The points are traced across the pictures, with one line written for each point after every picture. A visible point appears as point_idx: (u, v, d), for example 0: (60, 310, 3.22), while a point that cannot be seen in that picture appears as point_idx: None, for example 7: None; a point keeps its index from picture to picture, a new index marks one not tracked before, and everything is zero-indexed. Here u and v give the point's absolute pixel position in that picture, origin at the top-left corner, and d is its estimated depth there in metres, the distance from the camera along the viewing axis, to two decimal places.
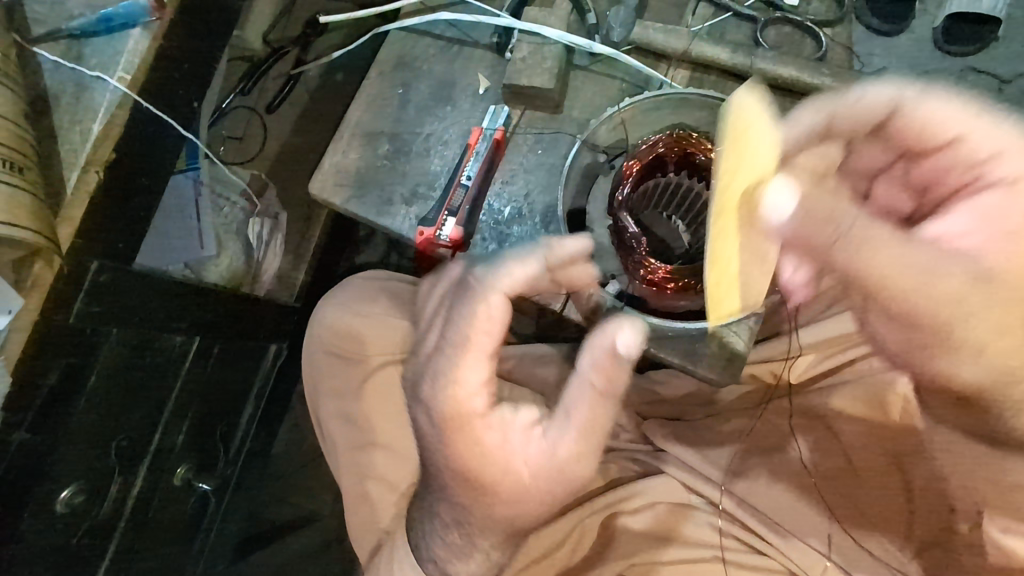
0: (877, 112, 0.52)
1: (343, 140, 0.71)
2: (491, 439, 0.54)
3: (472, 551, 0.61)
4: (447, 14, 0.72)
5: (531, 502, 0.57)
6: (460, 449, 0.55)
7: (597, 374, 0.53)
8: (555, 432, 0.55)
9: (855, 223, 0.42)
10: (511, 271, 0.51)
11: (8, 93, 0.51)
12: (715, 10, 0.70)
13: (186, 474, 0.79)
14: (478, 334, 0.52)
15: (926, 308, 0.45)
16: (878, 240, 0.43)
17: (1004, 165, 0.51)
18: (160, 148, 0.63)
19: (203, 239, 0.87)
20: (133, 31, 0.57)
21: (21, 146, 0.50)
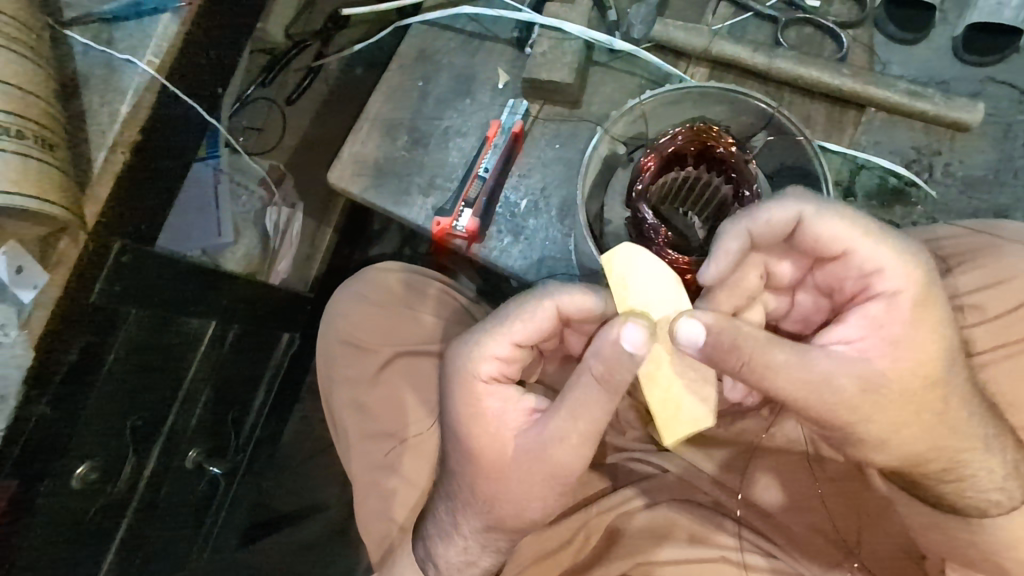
0: (782, 230, 0.47)
1: (362, 131, 0.72)
2: (490, 404, 0.52)
3: (454, 533, 0.58)
4: (469, 9, 0.72)
5: (514, 495, 0.52)
6: (460, 403, 0.53)
7: (596, 372, 0.45)
8: (545, 425, 0.49)
9: (754, 348, 0.43)
10: (577, 294, 0.49)
11: (42, 73, 0.52)
12: (736, 10, 0.70)
13: (197, 457, 0.80)
14: (517, 320, 0.51)
15: (823, 417, 0.45)
16: (776, 364, 0.43)
17: (887, 282, 0.46)
18: (186, 131, 0.64)
19: (220, 226, 0.88)
20: (163, 16, 0.58)
21: (51, 124, 0.51)
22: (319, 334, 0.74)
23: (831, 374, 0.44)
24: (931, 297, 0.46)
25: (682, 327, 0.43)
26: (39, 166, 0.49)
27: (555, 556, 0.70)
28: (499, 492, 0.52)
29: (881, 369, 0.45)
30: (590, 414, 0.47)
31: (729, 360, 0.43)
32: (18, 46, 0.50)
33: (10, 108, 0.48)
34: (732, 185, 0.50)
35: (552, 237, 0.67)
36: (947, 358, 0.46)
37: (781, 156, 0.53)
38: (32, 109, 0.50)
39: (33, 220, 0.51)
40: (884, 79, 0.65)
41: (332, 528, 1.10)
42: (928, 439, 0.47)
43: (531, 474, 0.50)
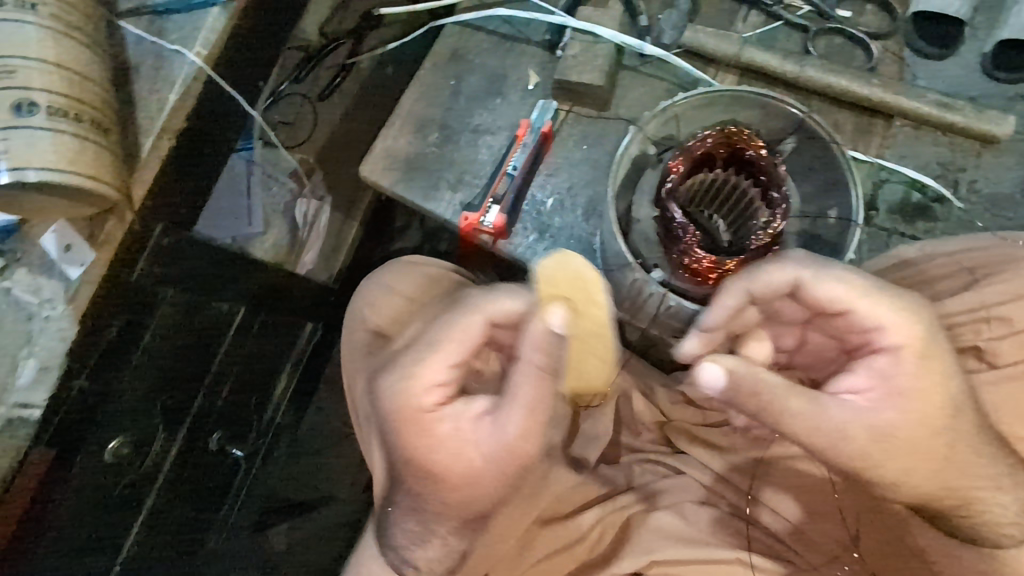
0: (779, 291, 0.48)
1: (394, 126, 0.74)
2: (445, 430, 0.56)
3: (430, 538, 0.62)
4: (504, 11, 0.74)
5: (482, 488, 0.58)
6: (411, 439, 0.56)
7: (541, 360, 0.53)
8: (501, 420, 0.55)
9: (774, 395, 0.46)
10: (502, 301, 0.54)
11: (98, 60, 0.55)
12: (767, 18, 0.71)
13: (220, 440, 0.82)
14: (451, 343, 0.55)
15: (842, 461, 0.47)
16: (795, 410, 0.46)
17: (890, 335, 0.47)
18: (227, 120, 0.67)
19: (251, 216, 0.94)
20: (213, 10, 0.61)
21: (105, 109, 0.54)
22: (345, 322, 0.76)
23: (844, 425, 0.46)
24: (932, 356, 0.47)
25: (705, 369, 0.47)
26: (92, 150, 0.51)
27: (572, 551, 0.69)
28: (456, 492, 0.58)
29: (889, 420, 0.46)
30: (540, 406, 0.54)
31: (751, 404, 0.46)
32: (78, 36, 0.53)
33: (69, 93, 0.51)
34: (761, 188, 0.50)
35: (576, 235, 0.68)
36: (954, 406, 0.47)
37: (812, 161, 0.53)
38: (88, 96, 0.52)
39: (86, 202, 0.53)
40: (913, 90, 0.66)
41: (344, 517, 1.11)
42: (940, 476, 0.49)
43: (494, 467, 0.56)
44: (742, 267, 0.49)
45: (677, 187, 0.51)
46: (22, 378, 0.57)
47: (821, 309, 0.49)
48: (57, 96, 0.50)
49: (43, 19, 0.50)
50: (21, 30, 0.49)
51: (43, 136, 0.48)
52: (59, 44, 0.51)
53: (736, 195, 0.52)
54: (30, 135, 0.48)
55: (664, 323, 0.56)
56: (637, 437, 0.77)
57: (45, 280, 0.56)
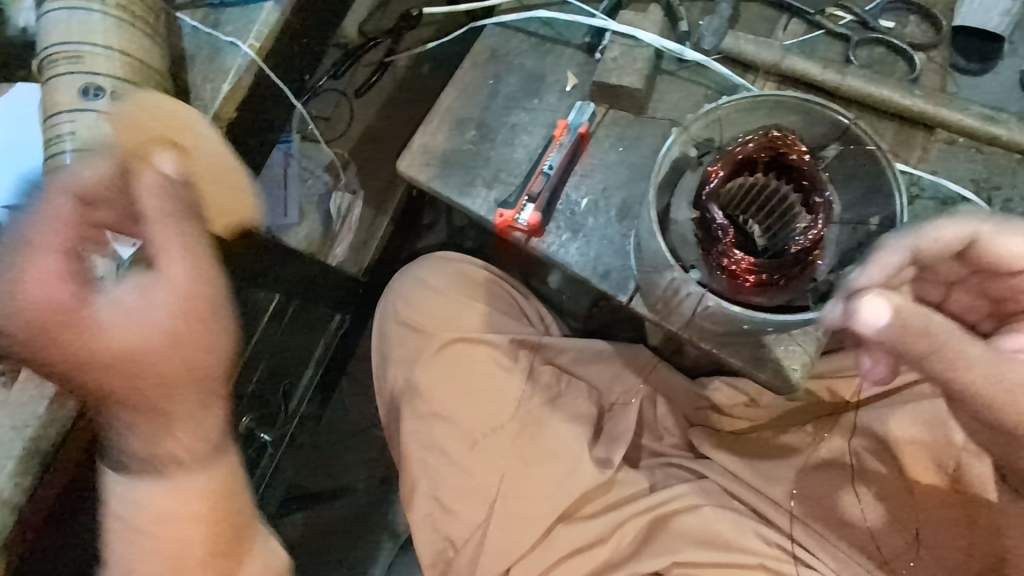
0: (954, 245, 0.47)
1: (432, 123, 0.75)
2: (107, 316, 0.44)
3: (155, 459, 0.48)
4: (544, 13, 0.75)
5: (143, 384, 0.45)
6: (64, 350, 0.43)
7: (154, 203, 0.45)
8: (140, 281, 0.45)
9: (951, 337, 0.40)
10: (88, 168, 0.43)
11: (160, 49, 0.57)
12: (808, 27, 0.71)
13: (249, 425, 0.83)
14: (47, 227, 0.42)
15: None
16: (975, 356, 0.40)
17: None
18: (273, 112, 0.69)
19: (287, 207, 0.93)
20: (267, 4, 0.63)
21: (164, 95, 0.56)
22: (378, 313, 0.81)
23: None
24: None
25: (866, 307, 0.42)
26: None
27: (591, 550, 0.70)
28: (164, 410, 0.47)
29: None
30: (179, 254, 0.45)
31: (919, 346, 0.40)
32: (142, 25, 0.55)
33: (133, 79, 0.53)
34: (802, 193, 0.50)
35: (609, 236, 0.68)
36: None
37: (854, 168, 0.53)
38: (148, 81, 0.54)
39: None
40: (956, 102, 0.65)
41: (359, 510, 1.12)
42: None
43: (200, 340, 0.47)
44: (914, 225, 0.47)
45: (718, 190, 0.51)
46: None
47: (1004, 265, 0.48)
48: (120, 81, 0.52)
49: (110, 8, 0.53)
50: (91, 20, 0.52)
51: (107, 119, 0.51)
52: (124, 32, 0.53)
53: (774, 201, 0.53)
54: (95, 119, 0.50)
55: (700, 320, 0.56)
56: (659, 441, 0.78)
57: None
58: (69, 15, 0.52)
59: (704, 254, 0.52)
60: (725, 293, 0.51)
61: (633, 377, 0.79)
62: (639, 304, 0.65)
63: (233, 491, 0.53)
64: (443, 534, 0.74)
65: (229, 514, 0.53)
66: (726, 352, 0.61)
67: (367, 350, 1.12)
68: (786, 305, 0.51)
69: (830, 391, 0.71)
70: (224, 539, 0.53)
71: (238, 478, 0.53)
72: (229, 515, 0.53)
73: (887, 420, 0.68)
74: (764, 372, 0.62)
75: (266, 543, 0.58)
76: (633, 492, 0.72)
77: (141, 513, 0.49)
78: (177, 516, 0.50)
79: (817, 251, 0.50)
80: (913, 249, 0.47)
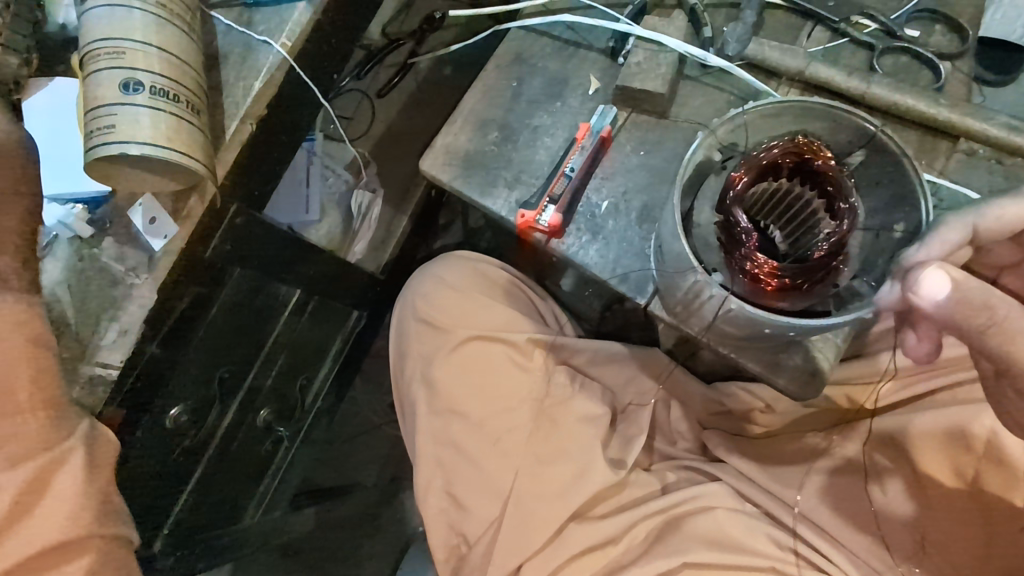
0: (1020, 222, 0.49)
1: (455, 124, 0.76)
2: None
3: None
4: (569, 17, 0.76)
5: None
6: None
7: None
8: None
9: (1012, 312, 0.41)
10: None
11: (195, 46, 0.58)
12: (832, 35, 0.72)
13: (267, 417, 0.85)
14: None
15: None
16: None
17: None
18: (300, 110, 0.70)
19: (310, 205, 0.95)
20: (299, 4, 0.64)
21: (198, 91, 0.57)
22: (397, 309, 0.82)
23: None
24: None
25: (925, 279, 0.42)
26: (187, 129, 0.55)
27: (602, 550, 0.70)
28: None
29: None
30: None
31: (977, 321, 0.42)
32: (178, 21, 0.56)
33: (169, 75, 0.54)
34: (826, 200, 0.50)
35: (629, 238, 0.69)
36: None
37: (879, 175, 0.53)
38: (184, 78, 0.56)
39: (173, 173, 0.57)
40: (981, 111, 0.65)
41: (368, 506, 1.13)
42: None
43: None
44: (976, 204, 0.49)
45: (741, 194, 0.51)
46: (104, 340, 0.57)
47: None
48: (159, 77, 0.54)
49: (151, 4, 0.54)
50: (130, 14, 0.53)
51: (144, 113, 0.52)
52: (162, 28, 0.55)
53: (798, 206, 0.53)
54: (135, 114, 0.52)
55: (721, 323, 0.56)
56: (672, 445, 0.79)
57: (129, 249, 0.59)
58: (110, 8, 0.53)
59: (727, 257, 0.52)
60: (746, 296, 0.52)
61: (649, 380, 0.80)
62: (657, 307, 0.66)
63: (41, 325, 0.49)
64: (456, 530, 0.75)
65: (45, 363, 0.48)
66: (744, 357, 0.61)
67: (381, 347, 1.13)
68: (808, 310, 0.51)
69: (850, 398, 0.71)
70: (47, 384, 0.48)
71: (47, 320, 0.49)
72: (44, 361, 0.48)
73: (906, 428, 0.68)
74: (781, 377, 0.62)
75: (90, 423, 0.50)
76: (645, 494, 0.73)
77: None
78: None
79: (840, 257, 0.50)
80: (974, 227, 0.48)
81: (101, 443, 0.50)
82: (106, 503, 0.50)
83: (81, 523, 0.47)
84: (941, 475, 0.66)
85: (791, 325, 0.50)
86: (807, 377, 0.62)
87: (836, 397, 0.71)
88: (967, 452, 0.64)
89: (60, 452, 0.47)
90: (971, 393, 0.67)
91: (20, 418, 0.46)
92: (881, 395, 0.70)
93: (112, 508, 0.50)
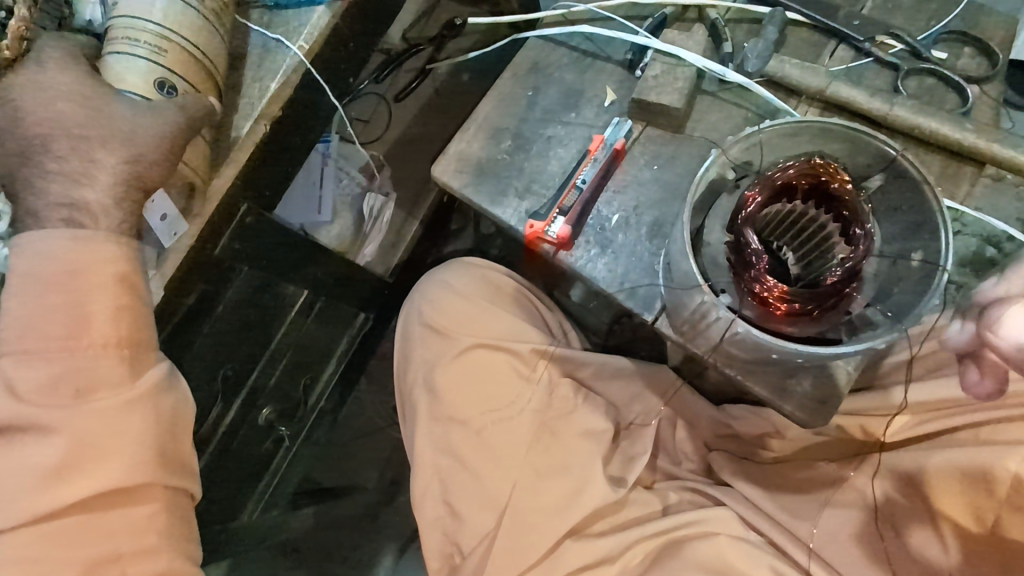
0: None
1: (468, 131, 0.75)
2: None
3: None
4: (587, 28, 0.76)
5: None
6: None
7: None
8: None
9: None
10: None
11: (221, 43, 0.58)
12: (855, 54, 0.70)
13: (269, 416, 0.85)
14: None
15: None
16: None
17: None
18: (316, 112, 0.70)
19: (321, 205, 0.96)
20: (318, 8, 0.65)
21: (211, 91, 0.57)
22: (403, 313, 0.82)
23: None
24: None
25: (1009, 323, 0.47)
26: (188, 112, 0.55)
27: (597, 569, 0.68)
28: None
29: None
30: None
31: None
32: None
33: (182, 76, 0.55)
34: (841, 224, 0.49)
35: (638, 253, 0.68)
36: None
37: (898, 202, 0.51)
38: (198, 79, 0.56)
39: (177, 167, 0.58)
40: (1010, 138, 0.63)
41: (367, 508, 1.12)
42: None
43: None
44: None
45: (753, 215, 0.50)
46: None
47: None
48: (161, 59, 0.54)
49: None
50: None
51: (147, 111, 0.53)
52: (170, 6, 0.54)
53: (812, 229, 0.51)
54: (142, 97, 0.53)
55: (727, 345, 0.55)
56: (676, 465, 0.77)
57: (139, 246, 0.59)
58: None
59: (736, 279, 0.51)
60: (755, 320, 0.50)
61: (653, 398, 0.79)
62: (664, 325, 0.64)
63: (131, 272, 0.53)
64: (451, 540, 0.75)
65: (132, 306, 0.52)
66: (752, 380, 0.60)
67: (388, 350, 1.13)
68: (816, 337, 0.49)
69: (864, 429, 0.69)
70: (131, 329, 0.52)
71: (141, 268, 0.54)
72: (132, 310, 0.52)
73: (922, 464, 0.65)
74: (789, 403, 0.60)
75: (166, 370, 0.55)
76: (644, 514, 0.72)
77: (49, 266, 0.50)
78: (82, 271, 0.51)
79: (854, 283, 0.48)
80: None
81: (169, 392, 0.55)
82: (163, 451, 0.54)
83: (143, 470, 0.52)
84: (957, 515, 0.63)
85: (798, 351, 0.49)
86: (816, 404, 0.60)
87: (848, 427, 0.69)
88: (987, 494, 0.61)
89: (136, 395, 0.52)
90: (993, 432, 0.63)
91: (102, 358, 0.51)
92: (894, 429, 0.68)
93: (170, 456, 0.55)
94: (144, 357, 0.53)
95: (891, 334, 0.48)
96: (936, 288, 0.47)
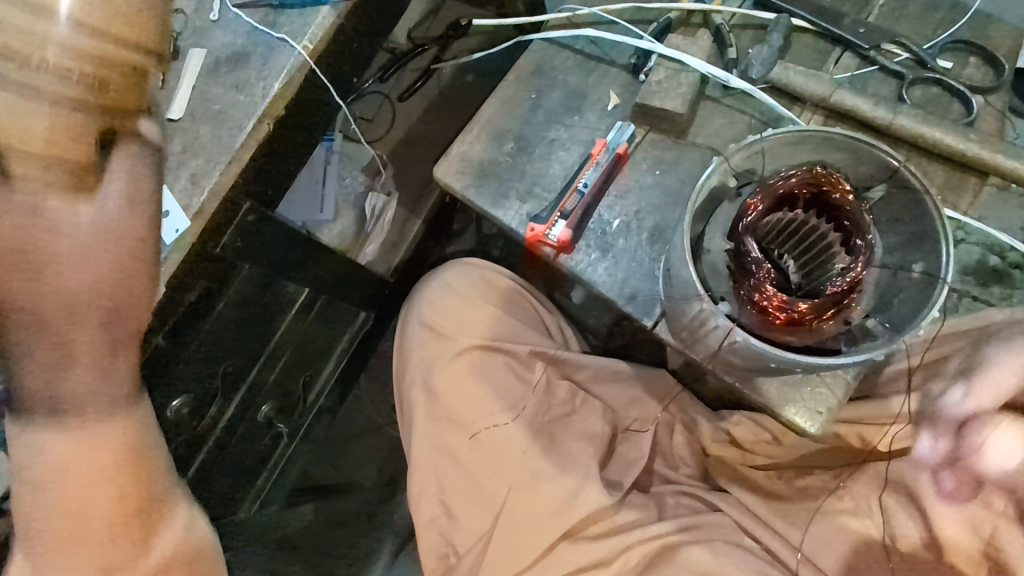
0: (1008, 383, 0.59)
1: (471, 133, 0.75)
2: None
3: None
4: (591, 32, 0.76)
5: None
6: None
7: None
8: None
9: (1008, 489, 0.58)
10: None
11: None
12: (860, 62, 0.70)
13: (269, 413, 0.85)
14: None
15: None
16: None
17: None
18: (319, 112, 0.71)
19: (323, 204, 0.96)
20: (323, 8, 0.65)
21: None
22: (403, 312, 0.82)
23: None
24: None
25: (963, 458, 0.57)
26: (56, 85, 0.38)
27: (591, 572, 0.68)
28: None
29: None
30: None
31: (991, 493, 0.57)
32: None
33: None
34: (843, 234, 0.49)
35: (639, 258, 0.68)
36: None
37: (900, 212, 0.51)
38: None
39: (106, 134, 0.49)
40: (1014, 149, 0.63)
41: (365, 506, 1.12)
42: None
43: None
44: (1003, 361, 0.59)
45: (755, 223, 0.50)
46: None
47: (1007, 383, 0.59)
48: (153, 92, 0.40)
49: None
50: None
51: None
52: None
53: (813, 238, 0.51)
54: None
55: (725, 352, 0.55)
56: (674, 469, 0.77)
57: None
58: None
59: (736, 287, 0.51)
60: (754, 328, 0.50)
61: (652, 402, 0.78)
62: (663, 330, 0.64)
63: (147, 444, 0.43)
64: (445, 539, 0.75)
65: (126, 480, 0.41)
66: (750, 386, 0.60)
67: (388, 349, 1.13)
68: (814, 346, 0.50)
69: (862, 437, 0.69)
70: (144, 498, 0.42)
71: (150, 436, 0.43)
72: (140, 489, 0.41)
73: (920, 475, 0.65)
74: (788, 411, 0.60)
75: (186, 516, 0.44)
76: (640, 518, 0.71)
77: (46, 458, 0.40)
78: (78, 462, 0.40)
79: (854, 294, 0.48)
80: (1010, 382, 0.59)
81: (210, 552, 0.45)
82: None
83: None
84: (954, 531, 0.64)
85: (799, 361, 0.48)
86: (815, 413, 0.60)
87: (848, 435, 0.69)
88: None
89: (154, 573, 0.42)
90: None
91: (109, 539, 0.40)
92: (896, 438, 0.68)
93: None
94: (156, 522, 0.42)
95: (892, 343, 0.47)
96: (934, 300, 0.46)
